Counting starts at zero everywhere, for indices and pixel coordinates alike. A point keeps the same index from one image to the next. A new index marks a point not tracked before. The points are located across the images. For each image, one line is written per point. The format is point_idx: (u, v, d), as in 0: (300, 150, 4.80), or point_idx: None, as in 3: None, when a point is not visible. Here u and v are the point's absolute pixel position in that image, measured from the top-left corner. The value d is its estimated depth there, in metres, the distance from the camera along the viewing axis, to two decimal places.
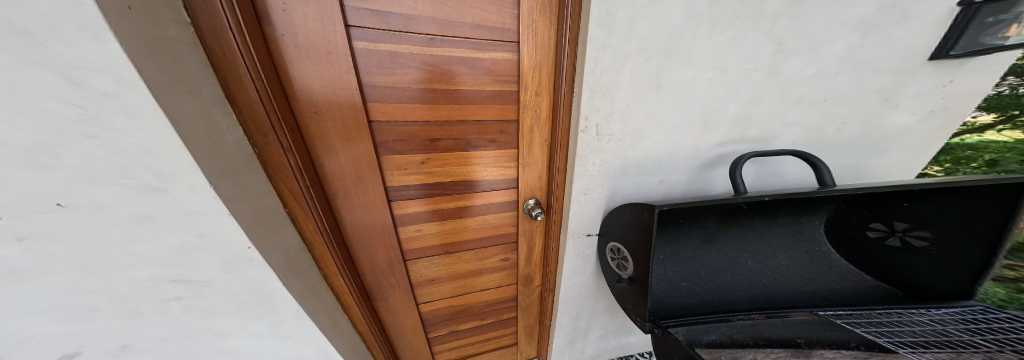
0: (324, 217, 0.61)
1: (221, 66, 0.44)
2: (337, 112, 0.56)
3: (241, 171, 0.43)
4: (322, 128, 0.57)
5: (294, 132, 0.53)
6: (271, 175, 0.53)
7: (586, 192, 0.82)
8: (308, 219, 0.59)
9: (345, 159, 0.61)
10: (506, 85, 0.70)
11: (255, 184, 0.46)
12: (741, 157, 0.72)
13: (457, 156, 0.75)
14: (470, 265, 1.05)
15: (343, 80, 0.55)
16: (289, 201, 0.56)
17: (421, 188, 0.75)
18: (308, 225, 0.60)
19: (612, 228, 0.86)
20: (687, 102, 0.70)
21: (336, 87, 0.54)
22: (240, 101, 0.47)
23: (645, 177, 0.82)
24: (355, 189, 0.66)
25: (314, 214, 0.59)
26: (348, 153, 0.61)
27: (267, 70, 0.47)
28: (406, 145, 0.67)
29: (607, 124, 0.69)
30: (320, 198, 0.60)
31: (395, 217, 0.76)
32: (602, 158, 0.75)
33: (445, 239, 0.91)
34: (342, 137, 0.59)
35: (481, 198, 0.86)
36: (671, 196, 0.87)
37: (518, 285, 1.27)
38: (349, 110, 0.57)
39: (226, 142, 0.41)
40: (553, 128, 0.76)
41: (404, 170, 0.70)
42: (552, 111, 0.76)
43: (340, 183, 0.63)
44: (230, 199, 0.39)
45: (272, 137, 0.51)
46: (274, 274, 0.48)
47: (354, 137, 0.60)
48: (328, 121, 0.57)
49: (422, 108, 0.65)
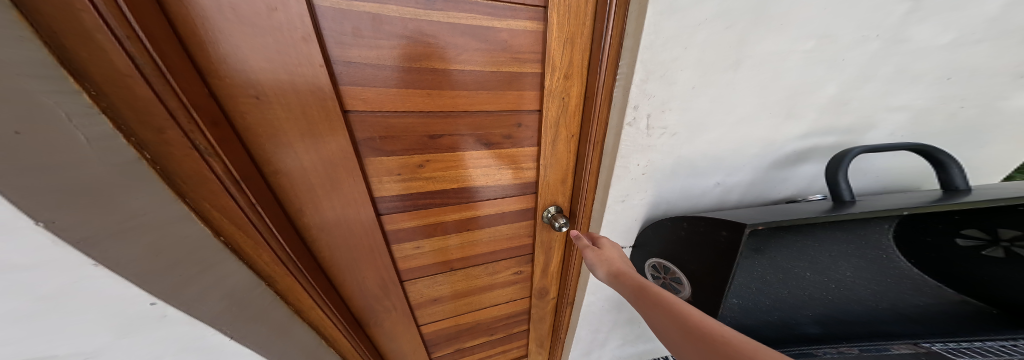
0: (282, 242, 0.45)
1: (38, 8, 0.23)
2: (292, 97, 0.40)
3: (114, 193, 0.26)
4: (271, 119, 0.40)
5: (217, 125, 0.36)
6: (186, 192, 0.35)
7: (624, 200, 0.67)
8: (259, 248, 0.42)
9: (308, 161, 0.45)
10: (525, 65, 0.54)
11: (154, 209, 0.30)
12: (850, 152, 0.52)
13: (464, 156, 0.60)
14: (477, 281, 0.91)
15: (298, 52, 0.37)
16: (224, 226, 0.39)
17: (416, 197, 0.61)
18: (261, 256, 0.43)
19: (671, 250, 0.68)
20: (773, 82, 0.49)
21: (288, 63, 0.37)
22: (99, 75, 0.27)
23: (698, 179, 0.65)
24: (327, 200, 0.49)
25: (267, 241, 0.43)
26: (313, 153, 0.45)
27: (150, 28, 0.29)
28: (398, 144, 0.52)
29: (661, 114, 0.51)
30: (276, 216, 0.44)
31: (387, 232, 0.62)
32: (650, 157, 0.58)
33: (449, 254, 0.77)
34: (303, 133, 0.43)
35: (492, 206, 0.72)
36: (726, 202, 0.72)
37: (531, 299, 1.13)
38: (313, 96, 0.41)
39: (78, 143, 0.24)
40: (586, 120, 0.59)
41: (394, 175, 0.55)
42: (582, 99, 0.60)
43: (305, 196, 0.46)
44: (100, 238, 0.24)
45: (180, 135, 0.33)
46: (211, 329, 0.35)
47: (320, 131, 0.43)
48: (279, 110, 0.40)
49: (417, 94, 0.49)
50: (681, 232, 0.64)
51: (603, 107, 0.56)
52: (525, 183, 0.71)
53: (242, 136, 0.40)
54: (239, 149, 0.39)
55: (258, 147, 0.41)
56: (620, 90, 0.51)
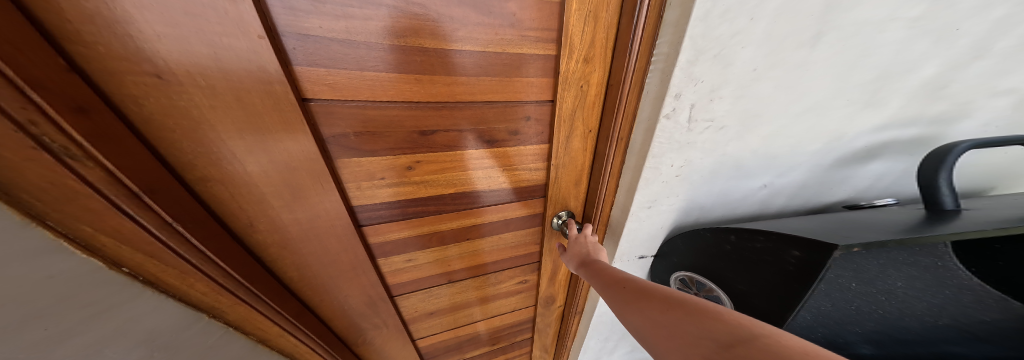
0: (226, 270, 0.33)
1: None
2: (218, 76, 0.25)
3: None
4: (185, 105, 0.25)
5: (82, 113, 0.21)
6: (45, 215, 0.21)
7: (651, 206, 0.56)
8: (193, 278, 0.31)
9: (259, 169, 0.31)
10: (537, 45, 0.43)
11: None
12: (957, 146, 0.43)
13: (462, 156, 0.51)
14: (478, 293, 0.82)
15: (219, 11, 0.22)
16: (124, 256, 0.26)
17: (405, 204, 0.52)
18: (194, 287, 0.32)
19: (716, 265, 0.57)
20: (859, 61, 0.39)
21: (213, 24, 0.23)
22: None
23: (743, 182, 0.54)
24: (291, 216, 0.37)
25: (202, 270, 0.31)
26: (259, 159, 0.31)
27: None
28: (379, 142, 0.42)
29: (709, 103, 0.40)
30: (212, 239, 0.31)
31: (372, 245, 0.53)
32: (689, 156, 0.47)
33: (446, 266, 0.68)
34: (240, 128, 0.28)
35: (495, 212, 0.62)
36: (769, 205, 0.62)
37: (535, 307, 1.04)
38: (254, 78, 0.26)
39: None
40: (610, 113, 0.48)
41: (377, 179, 0.46)
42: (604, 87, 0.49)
43: (254, 210, 0.34)
44: None
45: (12, 131, 0.17)
46: None
47: (271, 129, 0.30)
48: (199, 95, 0.25)
49: (400, 79, 0.39)
50: (730, 247, 0.52)
51: (631, 96, 0.45)
52: (534, 186, 0.61)
53: (133, 126, 0.24)
54: (135, 149, 0.24)
55: (164, 144, 0.26)
56: (654, 73, 0.41)
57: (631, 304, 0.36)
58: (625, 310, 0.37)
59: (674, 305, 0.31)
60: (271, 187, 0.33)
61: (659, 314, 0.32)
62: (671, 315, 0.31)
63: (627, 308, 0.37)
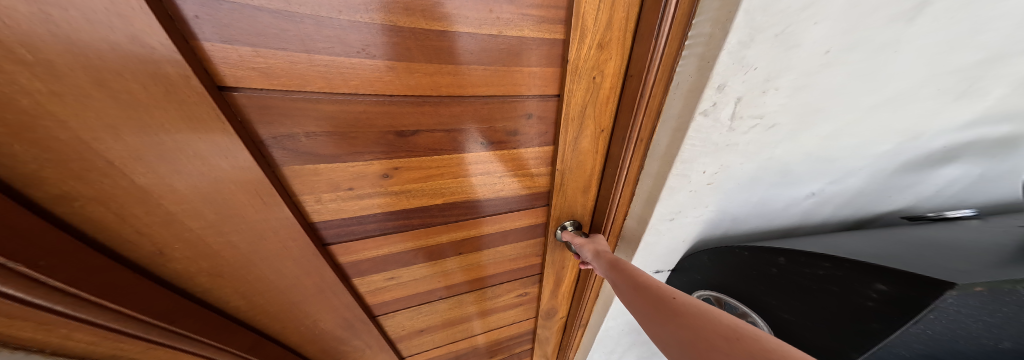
0: (124, 312, 0.25)
1: None
2: (59, 48, 0.17)
3: None
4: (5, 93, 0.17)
5: None
6: None
7: (674, 219, 0.45)
8: (64, 328, 0.22)
9: (160, 185, 0.23)
10: (540, 27, 0.34)
11: None
12: None
13: (450, 161, 0.42)
14: (474, 308, 0.74)
15: None
16: None
17: (382, 218, 0.43)
18: (74, 338, 0.24)
19: (754, 289, 0.47)
20: (966, 39, 0.29)
21: None
22: None
23: (791, 192, 0.44)
24: (222, 240, 0.28)
25: (80, 316, 0.23)
26: (157, 171, 0.23)
27: None
28: (342, 145, 0.34)
29: (763, 96, 0.31)
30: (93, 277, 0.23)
31: (344, 265, 0.44)
32: (729, 161, 0.36)
33: (437, 282, 0.60)
34: (114, 131, 0.20)
35: (493, 224, 0.54)
36: (813, 216, 0.53)
37: (536, 320, 0.95)
38: (123, 58, 0.18)
39: None
40: (628, 109, 0.39)
41: (346, 189, 0.37)
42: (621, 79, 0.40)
43: (163, 237, 0.25)
44: None
45: None
46: None
47: (167, 126, 0.21)
48: (36, 81, 0.17)
49: (365, 65, 0.30)
50: (777, 270, 0.42)
51: (656, 90, 0.36)
52: (534, 194, 0.52)
53: None
54: None
55: None
56: (691, 59, 0.32)
57: (653, 311, 0.31)
58: (642, 316, 0.32)
59: (732, 338, 0.24)
60: (182, 206, 0.25)
61: (692, 333, 0.26)
62: (710, 340, 0.25)
63: (646, 316, 0.31)
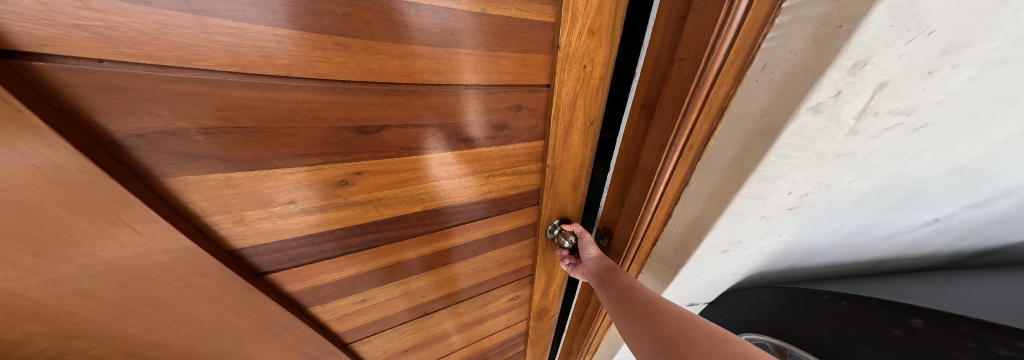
0: None
1: None
2: None
3: None
4: None
5: None
6: None
7: (728, 251, 0.32)
8: None
9: None
10: (528, 6, 0.26)
11: None
12: None
13: (428, 161, 0.33)
14: (462, 319, 0.64)
15: None
16: None
17: (340, 235, 0.33)
18: None
19: (856, 351, 0.33)
20: None
21: None
22: None
23: (907, 218, 0.31)
24: (57, 293, 0.20)
25: None
26: None
27: None
28: (273, 145, 0.25)
29: (946, 80, 0.16)
30: None
31: (295, 295, 0.35)
32: (840, 179, 0.23)
33: (416, 299, 0.50)
34: None
35: (477, 231, 0.44)
36: (920, 246, 0.38)
37: (529, 321, 0.79)
38: None
39: None
40: (675, 109, 0.26)
41: (288, 204, 0.28)
42: (659, 66, 0.27)
43: None
44: None
45: None
46: None
47: None
48: None
49: (300, 40, 0.21)
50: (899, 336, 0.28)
51: (724, 81, 0.23)
52: (526, 193, 0.43)
53: None
54: None
55: None
56: (798, 26, 0.17)
57: None
58: None
59: None
60: None
61: None
62: None
63: None
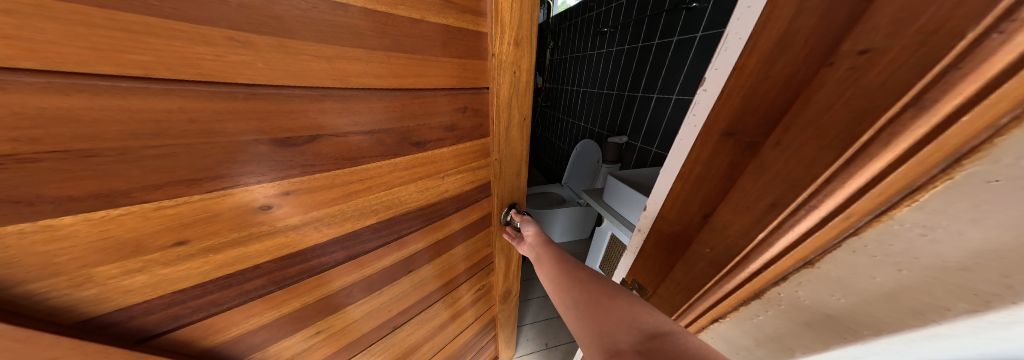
0: None
1: None
2: None
3: None
4: None
5: None
6: None
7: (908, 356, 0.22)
8: None
9: None
10: (463, 17, 0.30)
11: None
12: None
13: (377, 170, 0.29)
14: (412, 340, 0.52)
15: None
16: None
17: (272, 269, 0.27)
18: None
19: None
20: None
21: None
22: None
23: None
24: None
25: None
26: None
27: None
28: (142, 171, 0.17)
29: None
30: None
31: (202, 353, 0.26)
32: None
33: (346, 339, 0.39)
34: None
35: (439, 231, 0.42)
36: None
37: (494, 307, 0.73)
38: None
39: None
40: (840, 137, 0.16)
41: (174, 244, 0.20)
42: (799, 73, 0.18)
43: None
44: None
45: None
46: None
47: None
48: None
49: (167, 31, 0.15)
50: None
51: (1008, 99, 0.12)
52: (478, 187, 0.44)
53: None
54: None
55: None
56: None
57: None
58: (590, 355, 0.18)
59: None
60: None
61: None
62: None
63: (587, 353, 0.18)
